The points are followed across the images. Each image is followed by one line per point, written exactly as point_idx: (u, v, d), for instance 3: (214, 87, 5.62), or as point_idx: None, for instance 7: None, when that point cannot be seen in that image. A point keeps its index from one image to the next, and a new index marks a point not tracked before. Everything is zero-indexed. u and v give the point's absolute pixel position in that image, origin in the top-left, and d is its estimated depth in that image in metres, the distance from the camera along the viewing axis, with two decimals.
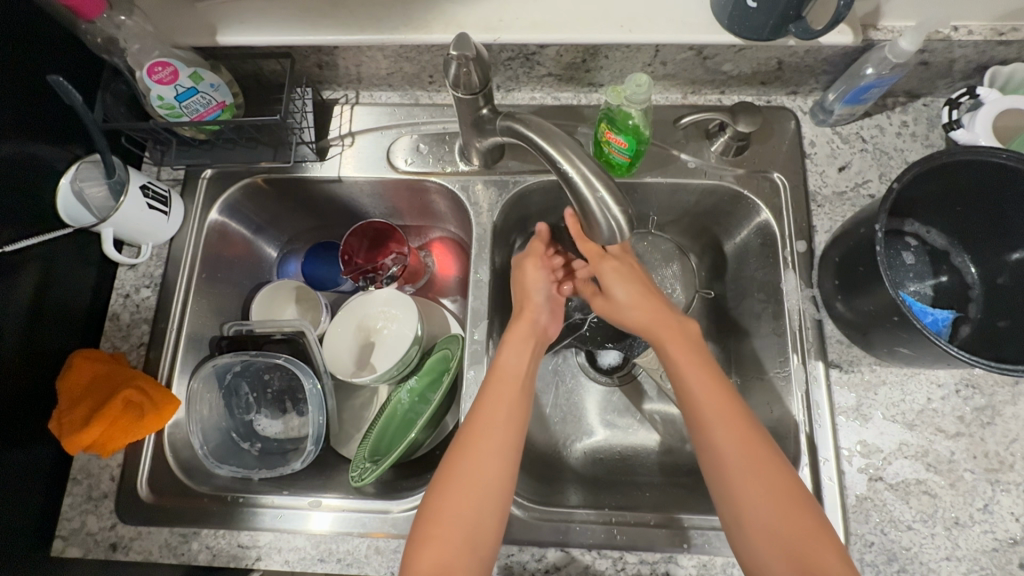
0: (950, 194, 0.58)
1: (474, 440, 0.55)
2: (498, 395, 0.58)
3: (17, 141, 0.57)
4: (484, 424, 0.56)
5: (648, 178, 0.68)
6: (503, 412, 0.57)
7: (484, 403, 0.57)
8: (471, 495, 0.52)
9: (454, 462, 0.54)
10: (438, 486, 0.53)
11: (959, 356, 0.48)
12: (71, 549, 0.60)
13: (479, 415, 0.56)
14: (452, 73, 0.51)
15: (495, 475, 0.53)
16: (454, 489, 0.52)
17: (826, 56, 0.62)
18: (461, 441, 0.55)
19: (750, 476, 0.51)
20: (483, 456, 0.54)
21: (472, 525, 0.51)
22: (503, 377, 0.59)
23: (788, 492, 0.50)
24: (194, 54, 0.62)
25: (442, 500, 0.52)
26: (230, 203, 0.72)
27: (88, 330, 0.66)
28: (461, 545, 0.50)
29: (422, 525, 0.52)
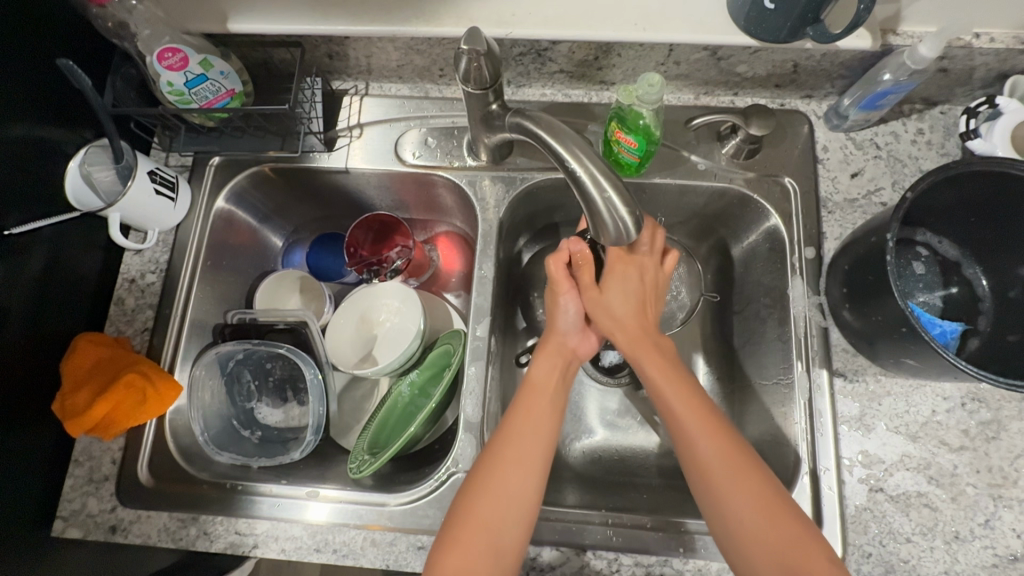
0: (964, 204, 0.57)
1: (506, 447, 0.54)
2: (529, 407, 0.57)
3: (26, 123, 0.57)
4: (514, 434, 0.55)
5: (657, 179, 0.68)
6: (539, 425, 0.56)
7: (515, 415, 0.57)
8: (503, 503, 0.51)
9: (483, 469, 0.53)
10: (466, 489, 0.53)
11: (967, 370, 0.47)
12: (71, 529, 0.60)
13: (513, 424, 0.56)
14: (463, 67, 0.50)
15: (528, 487, 0.52)
16: (481, 494, 0.51)
17: (843, 60, 0.61)
18: (492, 448, 0.54)
19: (721, 475, 0.51)
20: (516, 465, 0.53)
21: (501, 532, 0.50)
22: (536, 392, 0.59)
23: (773, 495, 0.50)
24: (205, 41, 0.61)
25: (470, 505, 0.51)
26: (237, 191, 0.72)
27: (93, 313, 0.66)
28: (487, 553, 0.49)
29: (447, 530, 0.51)
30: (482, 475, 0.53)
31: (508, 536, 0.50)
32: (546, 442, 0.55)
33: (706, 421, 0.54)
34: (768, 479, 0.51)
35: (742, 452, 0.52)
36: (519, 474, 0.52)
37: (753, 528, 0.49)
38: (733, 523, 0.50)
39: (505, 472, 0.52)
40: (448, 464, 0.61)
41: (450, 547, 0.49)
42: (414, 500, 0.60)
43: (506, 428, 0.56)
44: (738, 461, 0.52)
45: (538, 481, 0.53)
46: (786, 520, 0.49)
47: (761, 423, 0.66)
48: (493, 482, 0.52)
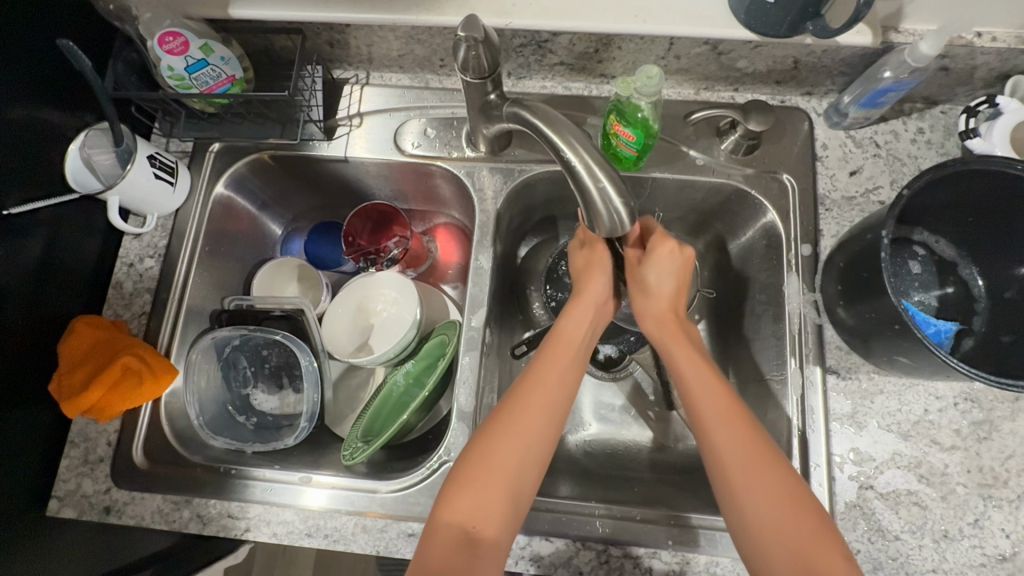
0: (962, 204, 0.57)
1: (527, 395, 0.55)
2: (553, 357, 0.58)
3: (26, 104, 0.57)
4: (541, 380, 0.56)
5: (656, 173, 0.68)
6: (562, 378, 0.56)
7: (541, 362, 0.58)
8: (521, 445, 0.51)
9: (505, 413, 0.54)
10: (484, 432, 0.53)
11: (959, 368, 0.47)
12: (64, 509, 0.61)
13: (536, 373, 0.57)
14: (461, 56, 0.50)
15: (545, 433, 0.53)
16: (499, 438, 0.52)
17: (844, 57, 0.61)
18: (515, 394, 0.55)
19: (739, 449, 0.51)
20: (537, 411, 0.54)
21: (517, 475, 0.50)
22: (562, 343, 0.59)
23: (797, 501, 0.49)
24: (206, 27, 0.62)
25: (488, 446, 0.51)
26: (236, 177, 0.72)
27: (91, 296, 0.67)
28: (503, 494, 0.49)
29: (460, 470, 0.51)
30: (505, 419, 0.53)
31: (524, 478, 0.51)
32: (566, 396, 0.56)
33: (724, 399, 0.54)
34: (786, 482, 0.50)
35: (767, 455, 0.51)
36: (540, 419, 0.53)
37: (770, 522, 0.48)
38: (751, 515, 0.49)
39: (529, 416, 0.53)
40: (440, 453, 0.61)
41: (464, 488, 0.49)
42: (406, 487, 0.60)
43: (529, 376, 0.56)
44: (756, 455, 0.51)
45: (556, 428, 0.54)
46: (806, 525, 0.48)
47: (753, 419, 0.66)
48: (514, 424, 0.52)
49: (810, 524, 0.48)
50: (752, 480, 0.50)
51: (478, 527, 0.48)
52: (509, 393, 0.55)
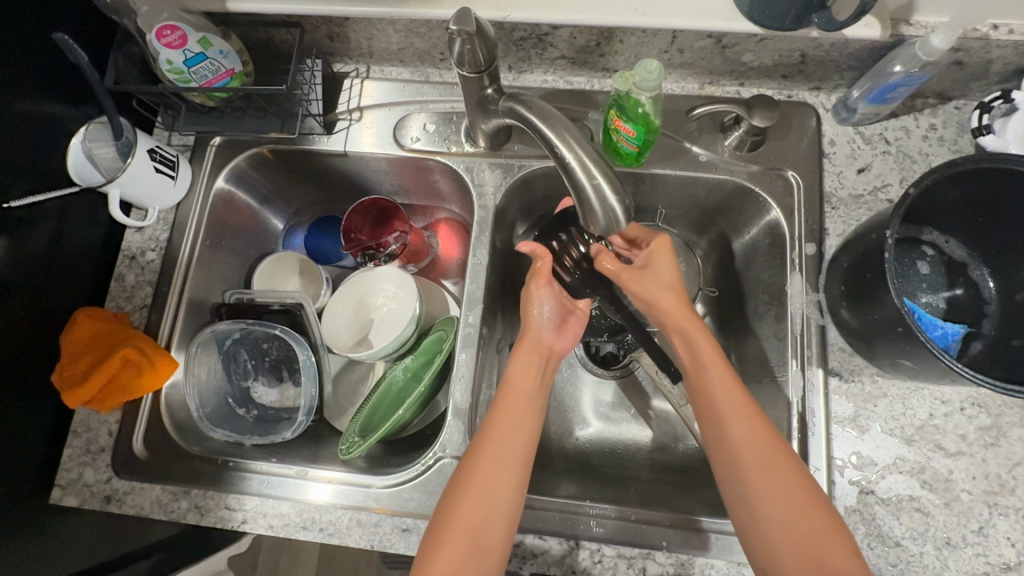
0: (973, 203, 0.56)
1: (485, 449, 0.53)
2: (507, 409, 0.56)
3: (28, 97, 0.58)
4: (495, 434, 0.54)
5: (658, 169, 0.67)
6: (516, 423, 0.55)
7: (496, 415, 0.56)
8: (477, 501, 0.50)
9: (463, 475, 0.52)
10: (448, 493, 0.52)
11: (964, 373, 0.46)
12: (67, 498, 0.62)
13: (490, 427, 0.55)
14: (457, 50, 0.50)
15: (502, 481, 0.52)
16: (461, 496, 0.51)
17: (852, 51, 0.59)
18: (472, 453, 0.54)
19: (770, 456, 0.49)
20: (494, 465, 0.52)
21: (485, 530, 0.49)
22: (514, 394, 0.58)
23: (800, 487, 0.48)
24: (205, 20, 0.61)
25: (451, 509, 0.50)
26: (237, 171, 0.72)
27: (94, 289, 0.67)
28: (473, 550, 0.48)
29: (432, 534, 0.50)
30: (464, 479, 0.52)
31: (493, 535, 0.49)
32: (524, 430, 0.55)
33: (748, 413, 0.52)
34: (800, 477, 0.49)
35: (779, 454, 0.49)
36: (497, 475, 0.52)
37: (786, 524, 0.47)
38: (767, 516, 0.48)
39: (484, 471, 0.52)
40: (435, 449, 0.61)
41: (436, 551, 0.48)
42: (400, 483, 0.61)
43: (484, 429, 0.55)
44: (772, 454, 0.49)
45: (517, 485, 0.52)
46: (819, 517, 0.47)
47: None
48: (473, 483, 0.51)
49: (813, 514, 0.47)
50: (768, 485, 0.48)
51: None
52: (467, 452, 0.54)
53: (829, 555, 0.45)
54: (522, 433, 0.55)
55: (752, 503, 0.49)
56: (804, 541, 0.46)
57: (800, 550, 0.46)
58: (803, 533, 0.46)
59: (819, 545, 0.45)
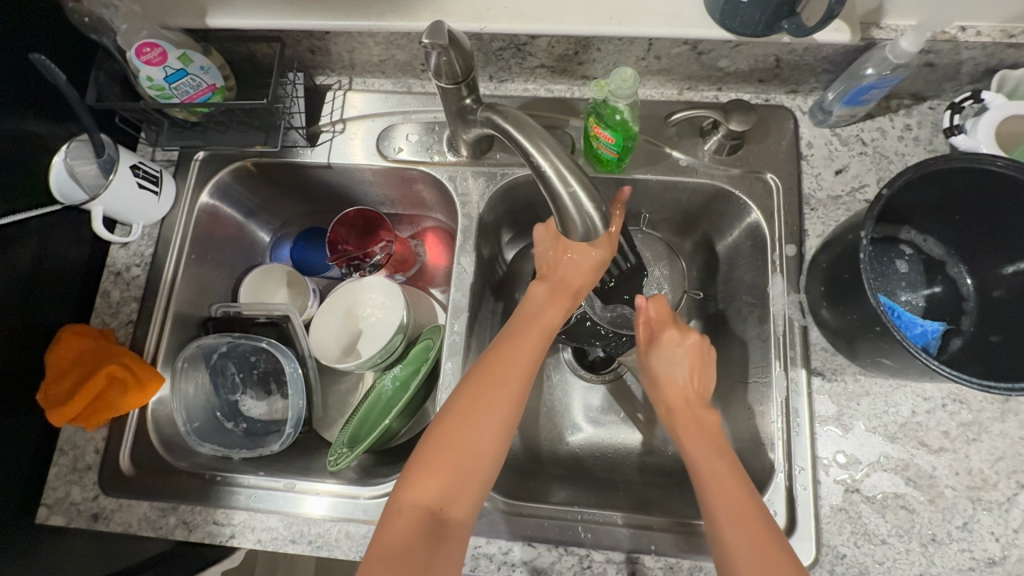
0: (948, 202, 0.56)
1: (491, 375, 0.53)
2: (518, 337, 0.55)
3: (8, 118, 0.58)
4: (504, 360, 0.54)
5: (638, 174, 0.67)
6: (523, 356, 0.55)
7: (505, 341, 0.55)
8: (478, 432, 0.51)
9: (468, 398, 0.52)
10: (450, 413, 0.52)
11: (940, 370, 0.46)
12: (54, 517, 0.62)
13: (502, 351, 0.55)
14: (433, 63, 0.50)
15: (504, 411, 0.52)
16: (462, 421, 0.51)
17: (825, 55, 0.60)
18: (478, 378, 0.53)
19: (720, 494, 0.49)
20: (497, 390, 0.52)
21: (486, 454, 0.51)
22: (528, 322, 0.57)
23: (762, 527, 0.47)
24: (185, 37, 0.62)
25: (449, 433, 0.51)
26: (221, 185, 0.73)
27: (79, 306, 0.67)
28: (467, 474, 0.50)
29: (425, 453, 0.50)
30: (467, 405, 0.52)
31: (490, 459, 0.51)
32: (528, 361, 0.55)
33: (701, 435, 0.54)
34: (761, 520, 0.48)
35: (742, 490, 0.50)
36: (500, 399, 0.52)
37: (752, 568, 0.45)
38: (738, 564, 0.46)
39: (489, 398, 0.52)
40: None
41: (426, 474, 0.49)
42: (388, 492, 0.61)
43: (492, 358, 0.54)
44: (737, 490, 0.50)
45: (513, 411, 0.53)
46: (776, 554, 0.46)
47: (741, 423, 0.65)
48: (478, 411, 0.51)
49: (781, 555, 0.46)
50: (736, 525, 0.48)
51: (446, 509, 0.48)
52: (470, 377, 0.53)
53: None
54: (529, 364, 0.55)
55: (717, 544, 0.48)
56: None
57: None
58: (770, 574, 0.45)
59: None
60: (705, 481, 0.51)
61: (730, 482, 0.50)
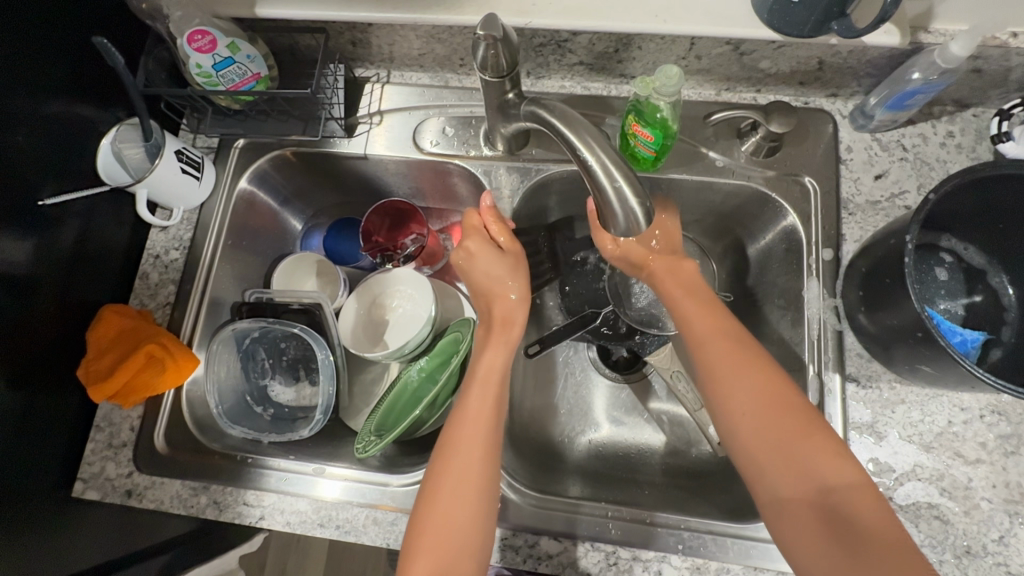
0: (993, 210, 0.56)
1: (452, 443, 0.54)
2: (470, 400, 0.56)
3: (64, 100, 0.60)
4: (465, 422, 0.55)
5: (674, 174, 0.67)
6: (480, 416, 0.55)
7: (463, 404, 0.56)
8: (455, 504, 0.50)
9: (435, 474, 0.52)
10: (424, 495, 0.52)
11: (986, 379, 0.46)
12: (89, 491, 0.63)
13: (460, 415, 0.56)
14: (481, 55, 0.50)
15: (476, 474, 0.52)
16: (434, 497, 0.51)
17: (870, 58, 0.60)
18: (444, 448, 0.54)
19: (752, 402, 0.50)
20: (463, 456, 0.52)
21: (468, 524, 0.50)
22: (484, 384, 0.57)
23: (784, 396, 0.50)
24: (233, 25, 0.63)
25: (428, 516, 0.50)
26: (260, 173, 0.74)
27: (118, 287, 0.69)
28: (457, 549, 0.49)
29: (410, 540, 0.50)
30: (435, 482, 0.52)
31: (475, 531, 0.50)
32: (485, 420, 0.55)
33: (708, 316, 0.56)
34: (778, 383, 0.50)
35: (750, 362, 0.52)
36: (467, 465, 0.52)
37: (763, 441, 0.48)
38: (769, 481, 0.48)
39: (455, 466, 0.52)
40: None
41: (417, 559, 0.49)
42: (416, 482, 0.61)
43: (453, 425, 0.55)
44: (751, 365, 0.52)
45: (487, 473, 0.52)
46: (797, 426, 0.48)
47: None
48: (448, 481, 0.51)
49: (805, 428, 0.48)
50: (750, 400, 0.50)
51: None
52: (438, 450, 0.54)
53: (818, 470, 0.46)
54: (486, 417, 0.55)
55: (736, 442, 0.50)
56: (791, 459, 0.47)
57: (784, 466, 0.47)
58: (786, 451, 0.47)
59: (803, 461, 0.47)
60: (711, 365, 0.53)
61: (766, 389, 0.50)
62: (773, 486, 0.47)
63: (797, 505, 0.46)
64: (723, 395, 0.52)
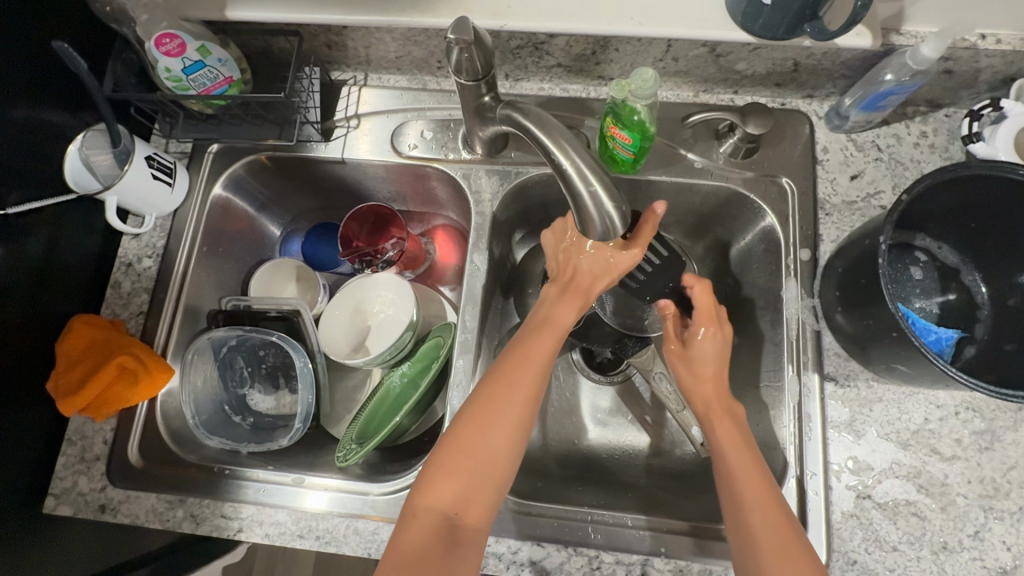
0: (965, 210, 0.56)
1: (511, 378, 0.53)
2: (537, 340, 0.56)
3: (28, 107, 0.58)
4: (528, 361, 0.54)
5: (653, 176, 0.67)
6: (538, 360, 0.55)
7: (527, 340, 0.56)
8: (499, 437, 0.51)
9: (487, 398, 0.52)
10: (469, 413, 0.52)
11: (958, 377, 0.46)
12: (62, 506, 0.61)
13: (524, 351, 0.55)
14: (454, 58, 0.50)
15: (524, 417, 0.52)
16: (482, 425, 0.51)
17: (844, 59, 0.60)
18: (499, 377, 0.54)
19: (743, 473, 0.52)
20: (518, 396, 0.52)
21: (503, 461, 0.50)
22: (548, 326, 0.57)
23: (773, 496, 0.50)
24: (203, 28, 0.62)
25: (471, 434, 0.51)
26: (234, 178, 0.73)
27: (89, 297, 0.67)
28: (488, 481, 0.50)
29: (443, 453, 0.50)
30: (484, 409, 0.52)
31: (507, 469, 0.51)
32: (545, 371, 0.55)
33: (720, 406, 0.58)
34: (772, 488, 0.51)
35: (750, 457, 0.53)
36: (521, 407, 0.52)
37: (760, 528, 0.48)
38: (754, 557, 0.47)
39: (508, 401, 0.52)
40: None
41: (447, 474, 0.49)
42: (398, 490, 0.60)
43: (506, 363, 0.55)
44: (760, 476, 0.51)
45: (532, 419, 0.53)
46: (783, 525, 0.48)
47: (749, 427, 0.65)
48: (492, 416, 0.51)
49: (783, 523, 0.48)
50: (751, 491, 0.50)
51: (461, 515, 0.48)
52: (491, 375, 0.54)
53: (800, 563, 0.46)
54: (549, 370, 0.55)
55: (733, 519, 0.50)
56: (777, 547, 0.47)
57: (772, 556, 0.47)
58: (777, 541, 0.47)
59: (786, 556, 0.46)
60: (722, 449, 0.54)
61: (752, 467, 0.52)
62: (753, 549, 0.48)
63: None
64: (725, 448, 0.54)
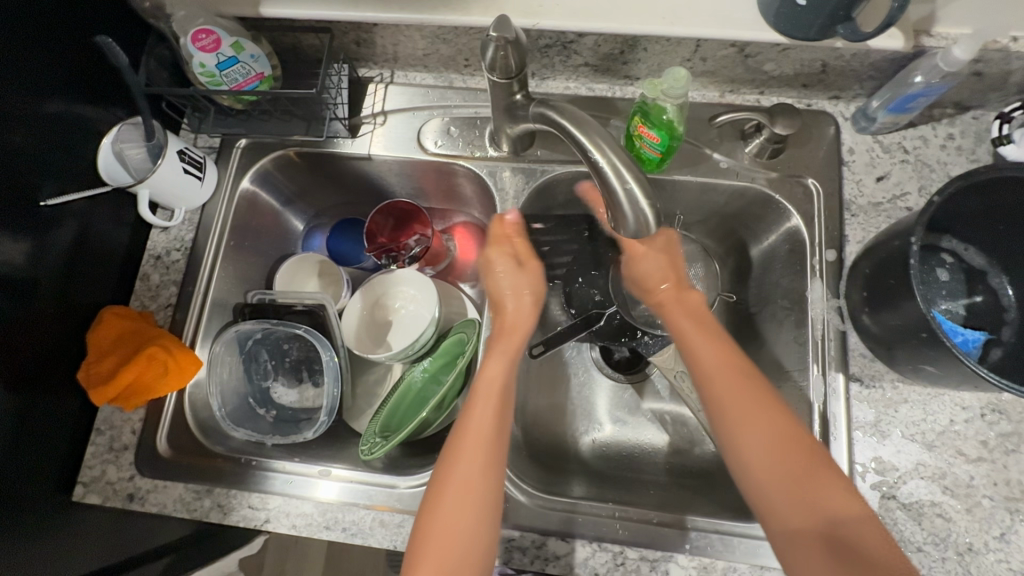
0: (993, 212, 0.57)
1: (457, 450, 0.53)
2: (475, 405, 0.56)
3: (64, 100, 0.59)
4: (471, 429, 0.54)
5: (678, 176, 0.68)
6: (482, 423, 0.54)
7: (470, 407, 0.56)
8: (460, 513, 0.50)
9: (440, 479, 0.52)
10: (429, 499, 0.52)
11: (988, 378, 0.46)
12: (90, 495, 0.62)
13: (465, 421, 0.55)
14: (489, 56, 0.50)
15: (479, 485, 0.51)
16: (441, 507, 0.51)
17: (873, 61, 0.60)
18: (450, 454, 0.53)
19: (769, 430, 0.50)
20: (469, 463, 0.52)
21: (470, 536, 0.49)
22: (487, 386, 0.57)
23: (804, 447, 0.50)
24: (236, 24, 0.63)
25: (432, 520, 0.50)
26: (262, 172, 0.73)
27: (118, 288, 0.68)
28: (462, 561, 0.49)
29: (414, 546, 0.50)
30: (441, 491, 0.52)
31: (480, 543, 0.50)
32: (489, 432, 0.54)
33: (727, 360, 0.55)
34: (803, 438, 0.50)
35: (773, 408, 0.52)
36: (473, 474, 0.52)
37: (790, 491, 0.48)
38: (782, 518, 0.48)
39: (461, 475, 0.52)
40: None
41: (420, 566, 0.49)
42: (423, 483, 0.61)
43: (452, 441, 0.54)
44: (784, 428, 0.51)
45: (492, 482, 0.52)
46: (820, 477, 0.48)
47: None
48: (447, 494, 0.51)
49: (820, 470, 0.49)
50: (779, 449, 0.50)
51: None
52: (443, 456, 0.54)
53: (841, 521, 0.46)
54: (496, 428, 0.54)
55: (752, 477, 0.50)
56: (814, 504, 0.47)
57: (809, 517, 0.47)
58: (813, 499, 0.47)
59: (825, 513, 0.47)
60: (732, 410, 0.53)
61: (782, 424, 0.51)
62: (780, 506, 0.48)
63: (811, 543, 0.46)
64: (738, 412, 0.52)
